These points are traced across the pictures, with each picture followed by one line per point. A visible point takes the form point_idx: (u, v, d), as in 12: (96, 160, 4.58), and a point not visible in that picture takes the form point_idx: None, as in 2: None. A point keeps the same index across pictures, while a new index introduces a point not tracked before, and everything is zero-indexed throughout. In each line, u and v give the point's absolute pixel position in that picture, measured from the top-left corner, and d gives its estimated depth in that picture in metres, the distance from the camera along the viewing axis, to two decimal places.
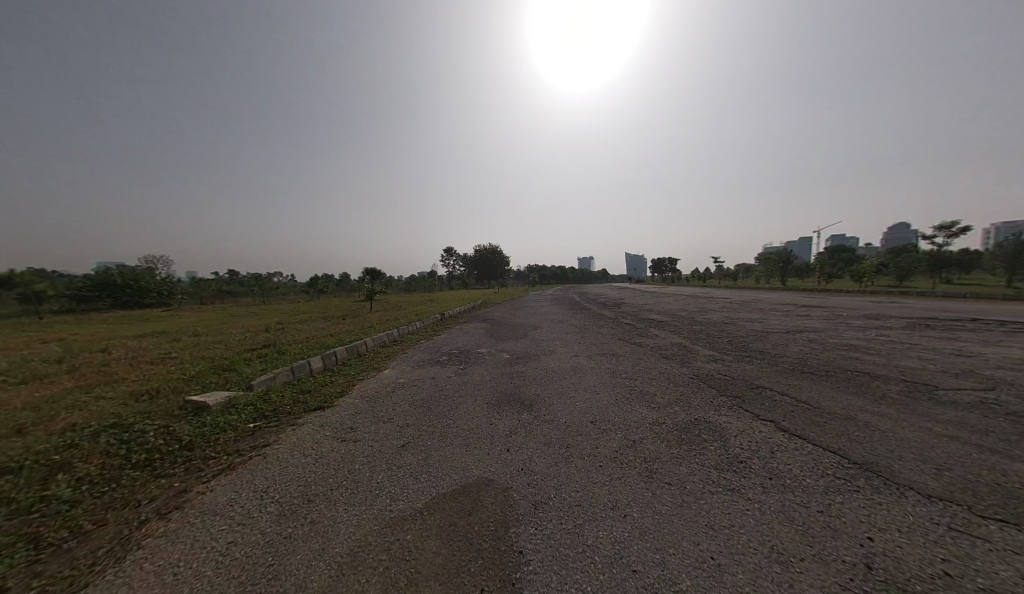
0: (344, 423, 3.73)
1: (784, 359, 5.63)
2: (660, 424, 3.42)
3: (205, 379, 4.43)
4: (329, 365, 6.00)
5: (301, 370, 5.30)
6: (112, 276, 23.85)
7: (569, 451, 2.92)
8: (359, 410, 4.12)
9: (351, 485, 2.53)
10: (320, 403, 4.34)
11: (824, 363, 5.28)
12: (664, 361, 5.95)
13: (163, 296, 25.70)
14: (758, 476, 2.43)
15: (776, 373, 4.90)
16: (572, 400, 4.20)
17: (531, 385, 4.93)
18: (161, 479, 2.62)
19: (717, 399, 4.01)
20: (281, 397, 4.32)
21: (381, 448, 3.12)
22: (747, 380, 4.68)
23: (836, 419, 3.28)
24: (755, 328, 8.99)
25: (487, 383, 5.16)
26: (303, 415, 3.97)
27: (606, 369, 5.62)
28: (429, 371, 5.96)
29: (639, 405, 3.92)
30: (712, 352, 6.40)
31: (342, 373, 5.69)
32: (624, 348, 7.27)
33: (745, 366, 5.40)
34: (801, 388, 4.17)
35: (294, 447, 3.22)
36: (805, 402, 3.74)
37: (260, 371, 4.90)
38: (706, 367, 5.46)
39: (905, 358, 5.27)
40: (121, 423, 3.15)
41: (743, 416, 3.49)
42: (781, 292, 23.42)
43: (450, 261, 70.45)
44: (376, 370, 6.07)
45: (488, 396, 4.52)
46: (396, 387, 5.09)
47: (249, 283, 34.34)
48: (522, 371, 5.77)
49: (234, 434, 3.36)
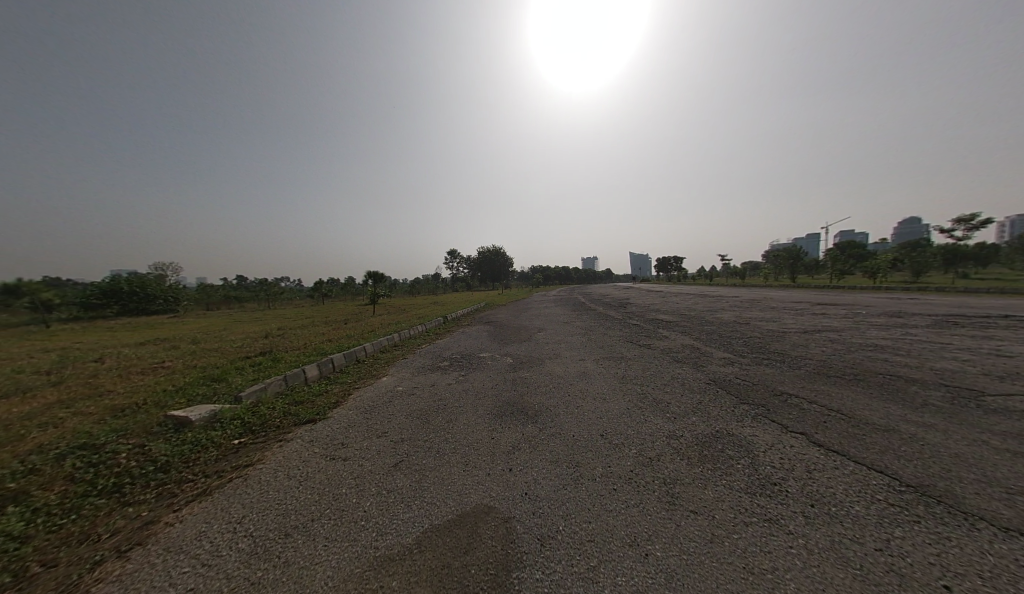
0: (335, 438, 3.47)
1: (806, 362, 5.27)
2: (679, 437, 3.11)
3: (192, 390, 4.22)
4: (325, 373, 5.77)
5: (295, 379, 5.07)
6: (120, 283, 24.05)
7: (579, 471, 2.61)
8: (353, 423, 3.85)
9: (335, 515, 2.25)
10: (311, 415, 4.09)
11: (851, 365, 4.91)
12: (677, 364, 5.62)
13: (170, 303, 25.87)
14: (798, 503, 2.11)
15: (799, 378, 4.55)
16: (580, 410, 3.89)
17: (536, 393, 4.64)
18: (128, 508, 2.39)
19: (738, 407, 3.69)
20: (271, 409, 4.08)
21: (372, 469, 2.84)
22: (768, 385, 4.34)
23: (876, 432, 2.93)
24: (770, 327, 8.60)
25: (489, 391, 4.87)
26: (292, 429, 3.72)
27: (615, 374, 5.32)
28: (430, 378, 5.70)
29: (653, 415, 3.61)
30: (727, 355, 6.06)
31: (338, 381, 5.44)
32: (633, 351, 6.95)
33: (765, 369, 5.05)
34: (830, 395, 3.83)
35: (278, 467, 2.95)
36: (836, 410, 3.39)
37: (251, 380, 4.67)
38: (722, 371, 5.12)
39: (940, 360, 4.88)
40: (92, 444, 2.93)
41: (769, 428, 3.16)
42: (791, 290, 22.98)
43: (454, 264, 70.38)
44: (375, 377, 5.82)
45: (490, 405, 4.23)
46: (393, 397, 4.82)
47: (255, 288, 34.51)
48: (527, 377, 5.48)
49: (215, 452, 3.11)
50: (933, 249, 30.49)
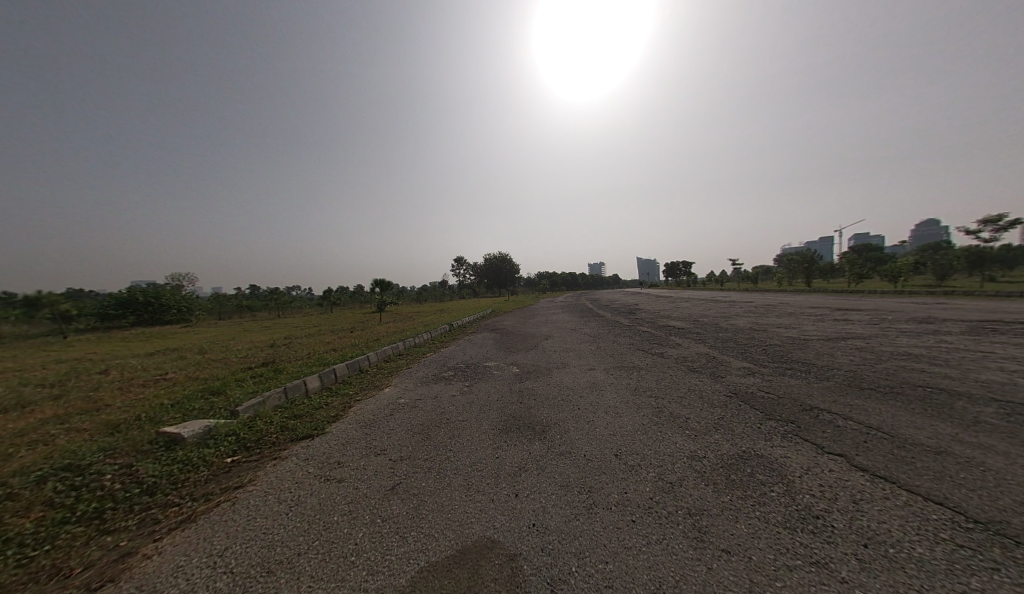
0: (331, 456, 3.28)
1: (834, 373, 4.91)
2: (701, 458, 2.83)
3: (189, 404, 4.10)
4: (327, 384, 5.63)
5: (296, 391, 4.92)
6: (137, 294, 24.65)
7: (592, 499, 2.36)
8: (351, 440, 3.66)
9: (323, 549, 2.04)
10: (309, 430, 3.92)
11: (885, 377, 4.55)
12: (693, 375, 5.32)
13: (183, 312, 26.34)
14: (847, 543, 1.83)
15: (830, 390, 4.21)
16: (591, 426, 3.63)
17: (544, 406, 4.41)
18: (107, 536, 2.23)
19: (765, 424, 3.39)
20: (267, 424, 3.93)
21: (367, 493, 2.63)
22: (794, 398, 4.04)
23: (926, 455, 2.62)
24: (790, 334, 8.20)
25: (494, 404, 4.65)
26: (288, 445, 3.55)
27: (628, 385, 5.04)
28: (433, 389, 5.51)
29: (671, 432, 3.34)
30: (746, 364, 5.73)
31: (340, 393, 5.28)
32: (645, 360, 6.64)
33: (790, 380, 4.72)
34: (866, 411, 3.50)
35: (269, 490, 2.76)
36: (876, 430, 3.08)
37: (250, 393, 4.54)
38: (742, 382, 4.81)
39: (985, 372, 4.49)
40: (79, 465, 2.81)
41: (802, 450, 2.87)
42: (807, 294, 22.23)
43: (461, 271, 70.64)
44: (377, 388, 5.65)
45: (496, 420, 4.00)
46: (395, 410, 4.62)
47: (266, 297, 35.03)
48: (535, 389, 5.24)
49: (205, 473, 2.95)
50: (956, 251, 29.33)
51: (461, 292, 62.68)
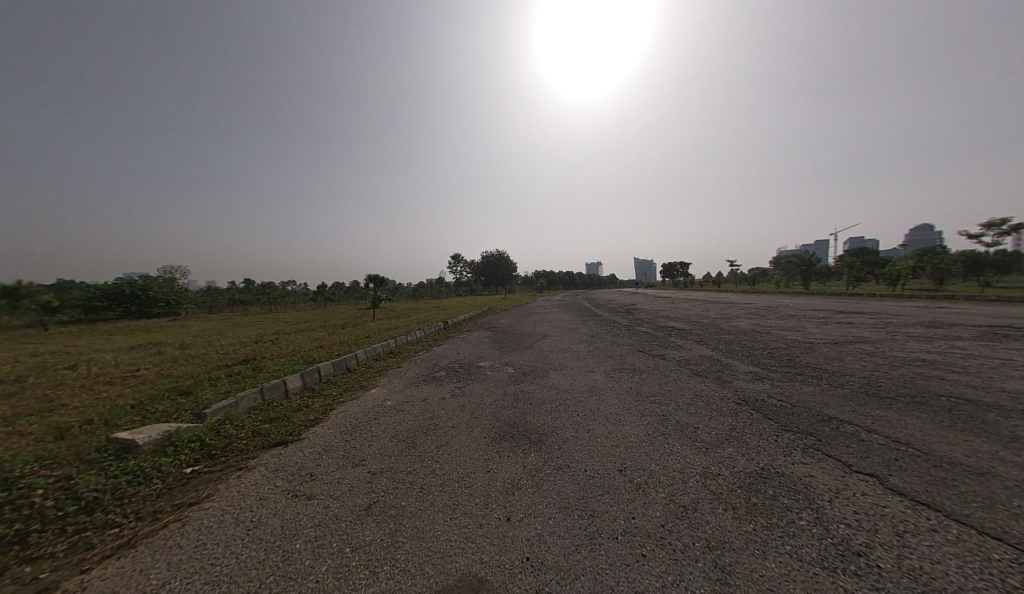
0: (304, 467, 2.94)
1: (848, 379, 4.65)
2: (716, 476, 2.54)
3: (153, 405, 3.75)
4: (309, 384, 5.28)
5: (274, 391, 4.58)
6: (124, 286, 24.00)
7: (596, 527, 2.05)
8: (328, 448, 3.32)
9: (277, 588, 1.71)
10: (283, 436, 3.58)
11: (902, 385, 4.29)
12: (698, 379, 5.03)
13: (172, 305, 25.75)
14: (901, 591, 1.54)
15: (846, 399, 3.94)
16: (592, 435, 3.33)
17: (541, 411, 4.11)
18: (24, 567, 1.89)
19: (782, 437, 3.10)
20: (237, 429, 3.58)
21: (338, 513, 2.29)
22: (809, 407, 3.76)
23: (968, 478, 2.35)
24: (794, 337, 7.96)
25: (486, 408, 4.33)
26: (258, 454, 3.20)
27: (629, 390, 4.75)
28: (423, 391, 5.19)
29: (681, 444, 3.05)
30: (752, 368, 5.47)
31: (322, 395, 4.93)
32: (647, 362, 6.34)
33: (802, 387, 4.45)
34: (890, 424, 3.23)
35: (227, 507, 2.42)
36: (905, 446, 2.81)
37: (223, 393, 4.20)
38: (751, 387, 4.53)
39: (1008, 382, 4.24)
40: (10, 477, 2.46)
41: (827, 468, 2.59)
42: (804, 296, 22.18)
43: (458, 268, 70.30)
44: (364, 389, 5.31)
45: (489, 426, 3.69)
46: (380, 413, 4.28)
47: (258, 292, 34.44)
48: (531, 392, 4.93)
49: (157, 486, 2.60)
50: (953, 256, 29.37)
51: (458, 289, 62.23)
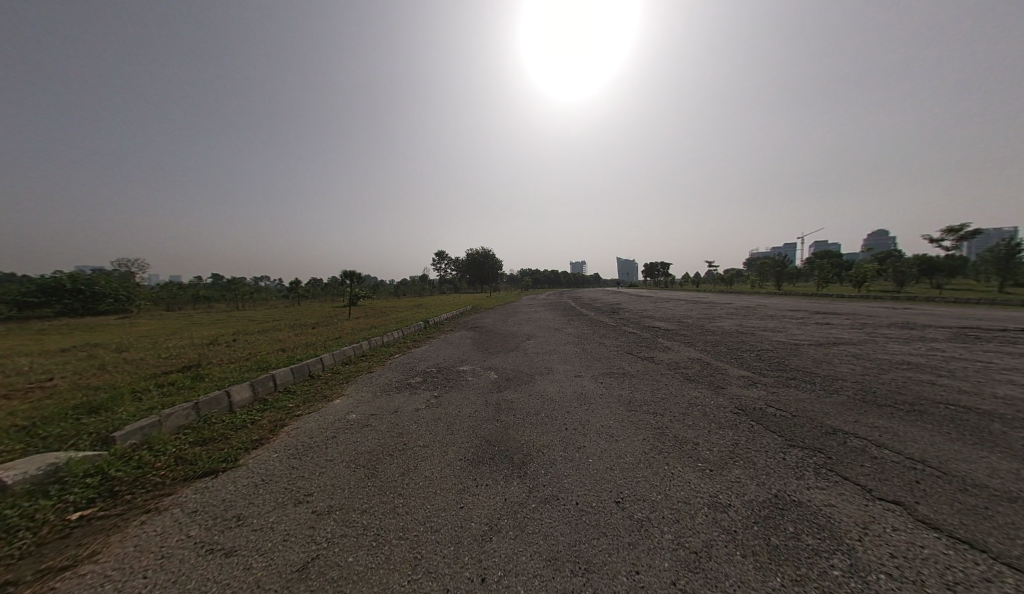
0: (231, 507, 2.36)
1: (842, 384, 4.47)
2: (727, 509, 2.17)
3: (46, 429, 3.03)
4: (261, 395, 4.62)
5: (213, 406, 3.91)
6: (64, 280, 21.74)
7: (591, 588, 1.63)
8: (270, 478, 2.74)
9: None
10: (214, 463, 2.96)
11: (898, 391, 4.13)
12: (691, 385, 4.73)
13: (122, 302, 23.55)
14: None
15: (847, 407, 3.72)
16: (582, 456, 2.91)
17: (525, 424, 3.68)
18: None
19: (790, 454, 2.80)
20: (154, 456, 2.93)
21: (261, 577, 1.75)
22: (812, 416, 3.51)
23: (1002, 506, 2.09)
24: (779, 337, 7.92)
25: (463, 422, 3.84)
26: (176, 490, 2.59)
27: (620, 398, 4.39)
28: (394, 401, 4.65)
29: (683, 465, 2.68)
30: (744, 371, 5.26)
31: (274, 408, 4.28)
32: (636, 366, 6.02)
33: (798, 392, 4.23)
34: (900, 438, 2.99)
35: (112, 571, 1.83)
36: (922, 465, 2.56)
37: (146, 410, 3.51)
38: (748, 395, 4.25)
39: (998, 387, 4.17)
40: None
41: (848, 495, 2.28)
42: (778, 297, 22.91)
43: (440, 265, 69.06)
44: (325, 400, 4.70)
45: (465, 445, 3.21)
46: (340, 430, 3.70)
47: (223, 288, 32.21)
48: (513, 401, 4.50)
49: (22, 544, 1.97)
50: (910, 260, 31.19)
51: (440, 287, 60.97)
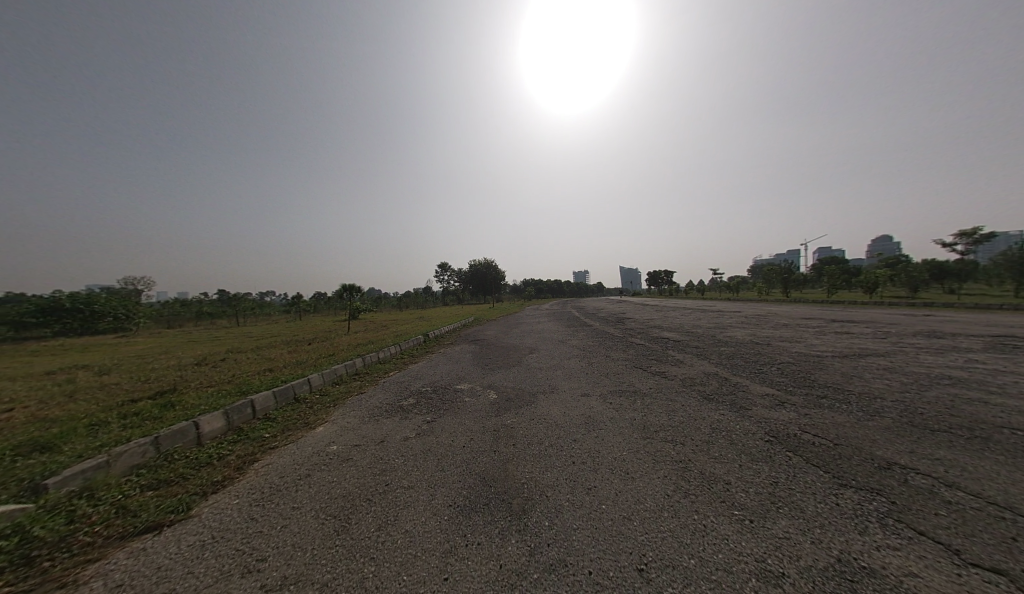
0: (162, 582, 1.92)
1: (882, 404, 3.95)
2: (781, 581, 1.69)
3: None
4: (235, 424, 4.22)
5: (177, 440, 3.51)
6: (64, 299, 21.74)
7: None
8: (222, 535, 2.31)
9: None
10: (160, 515, 2.53)
11: (951, 413, 3.61)
12: (711, 406, 4.24)
13: (121, 320, 23.44)
14: None
15: (896, 432, 3.21)
16: (593, 501, 2.44)
17: (525, 457, 3.22)
18: None
19: (844, 497, 2.32)
20: (90, 510, 2.51)
21: None
22: (858, 445, 3.02)
23: None
24: (798, 348, 7.40)
25: (456, 454, 3.39)
26: (104, 554, 2.16)
27: (632, 423, 3.92)
28: (381, 428, 4.21)
29: (716, 515, 2.21)
30: (766, 388, 4.78)
31: (248, 439, 3.87)
32: (647, 383, 5.53)
33: (834, 414, 3.74)
34: (971, 475, 2.49)
35: None
36: (1014, 515, 2.06)
37: (98, 448, 3.12)
38: (777, 418, 3.76)
39: None
40: None
41: (932, 558, 1.79)
42: (786, 305, 22.36)
43: (443, 277, 69.09)
44: (306, 428, 4.27)
45: (456, 486, 2.76)
46: (316, 466, 3.27)
47: (224, 305, 32.16)
48: (512, 426, 4.05)
49: None
50: (920, 263, 30.49)
51: (441, 299, 60.79)
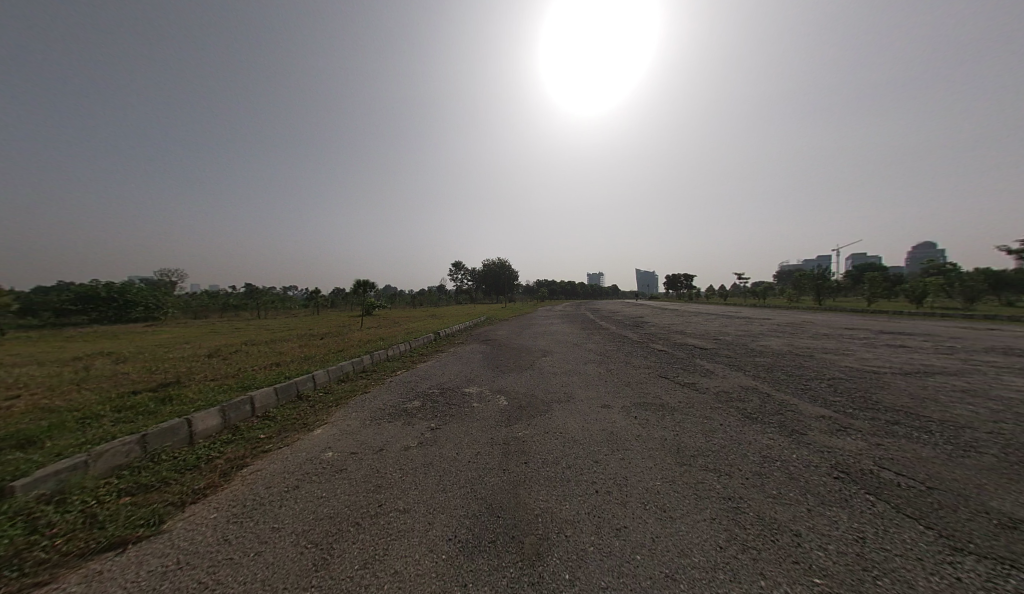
0: None
1: (974, 436, 3.27)
2: None
3: None
4: (232, 422, 3.98)
5: (166, 439, 3.28)
6: (100, 288, 22.86)
7: None
8: (187, 561, 1.98)
9: None
10: (127, 529, 2.24)
11: None
12: (756, 428, 3.65)
13: (152, 310, 24.54)
14: None
15: (1007, 477, 2.56)
16: (625, 548, 1.96)
17: (540, 479, 2.77)
18: None
19: (965, 568, 1.74)
20: (53, 519, 2.25)
21: None
22: (959, 490, 2.40)
23: None
24: (848, 362, 6.61)
25: (461, 471, 2.98)
26: (52, 576, 1.87)
27: (663, 443, 3.40)
28: (382, 434, 3.86)
29: (790, 583, 1.68)
30: (819, 410, 4.14)
31: (241, 440, 3.61)
32: (676, 396, 4.95)
33: (914, 447, 3.10)
34: None
35: None
36: None
37: (81, 445, 2.91)
38: (841, 448, 3.15)
39: None
40: None
41: None
42: (821, 313, 20.89)
43: (458, 276, 69.83)
44: (304, 429, 3.98)
45: (459, 515, 2.34)
46: (307, 476, 2.94)
47: (248, 298, 33.24)
48: (525, 440, 3.61)
49: None
50: (973, 272, 28.02)
51: (457, 297, 61.10)
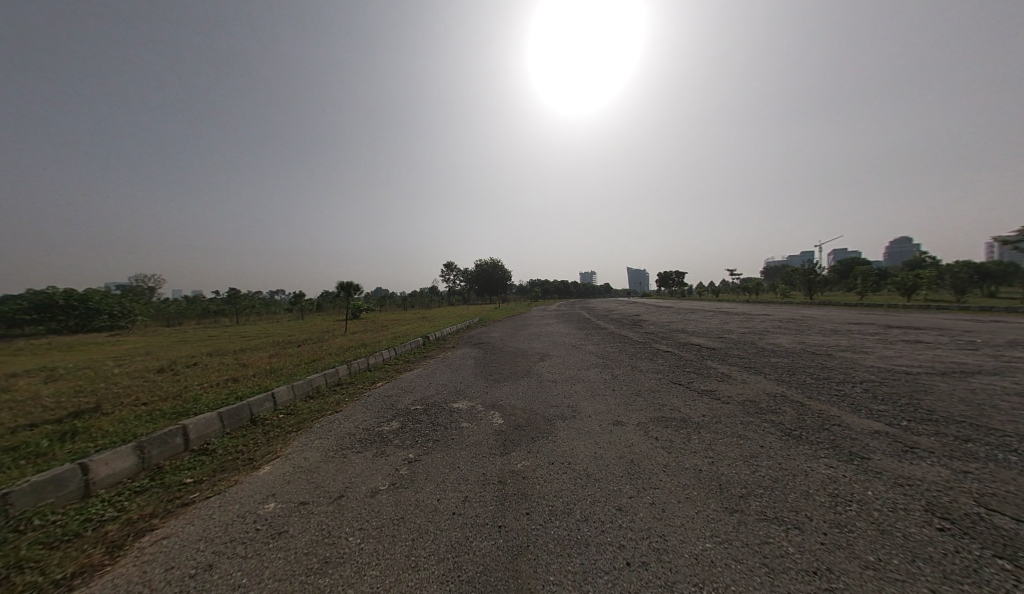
0: None
1: None
2: None
3: None
4: (152, 463, 3.14)
5: (42, 496, 2.43)
6: (59, 297, 21.35)
7: None
8: None
9: None
10: None
11: None
12: (808, 453, 2.98)
13: (119, 318, 23.09)
14: None
15: None
16: None
17: (548, 544, 2.03)
18: None
19: None
20: None
21: None
22: None
23: None
24: (873, 362, 6.05)
25: (442, 530, 2.21)
26: None
27: (701, 477, 2.70)
28: (346, 472, 3.07)
29: None
30: (869, 423, 3.51)
31: (158, 489, 2.78)
32: (698, 408, 4.27)
33: (1013, 476, 2.47)
34: None
35: None
36: None
37: None
38: (924, 480, 2.49)
39: None
40: None
41: None
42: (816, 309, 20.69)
43: (449, 277, 68.88)
44: (246, 468, 3.17)
45: None
46: (230, 546, 2.14)
47: (226, 303, 31.71)
48: (526, 476, 2.87)
49: None
50: (958, 266, 28.35)
51: (448, 299, 60.03)
